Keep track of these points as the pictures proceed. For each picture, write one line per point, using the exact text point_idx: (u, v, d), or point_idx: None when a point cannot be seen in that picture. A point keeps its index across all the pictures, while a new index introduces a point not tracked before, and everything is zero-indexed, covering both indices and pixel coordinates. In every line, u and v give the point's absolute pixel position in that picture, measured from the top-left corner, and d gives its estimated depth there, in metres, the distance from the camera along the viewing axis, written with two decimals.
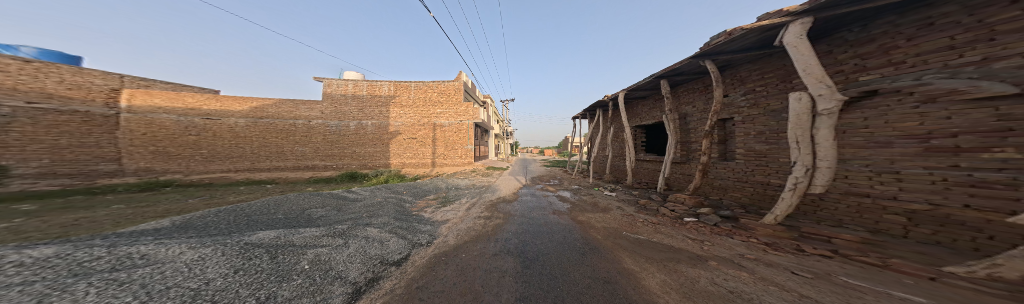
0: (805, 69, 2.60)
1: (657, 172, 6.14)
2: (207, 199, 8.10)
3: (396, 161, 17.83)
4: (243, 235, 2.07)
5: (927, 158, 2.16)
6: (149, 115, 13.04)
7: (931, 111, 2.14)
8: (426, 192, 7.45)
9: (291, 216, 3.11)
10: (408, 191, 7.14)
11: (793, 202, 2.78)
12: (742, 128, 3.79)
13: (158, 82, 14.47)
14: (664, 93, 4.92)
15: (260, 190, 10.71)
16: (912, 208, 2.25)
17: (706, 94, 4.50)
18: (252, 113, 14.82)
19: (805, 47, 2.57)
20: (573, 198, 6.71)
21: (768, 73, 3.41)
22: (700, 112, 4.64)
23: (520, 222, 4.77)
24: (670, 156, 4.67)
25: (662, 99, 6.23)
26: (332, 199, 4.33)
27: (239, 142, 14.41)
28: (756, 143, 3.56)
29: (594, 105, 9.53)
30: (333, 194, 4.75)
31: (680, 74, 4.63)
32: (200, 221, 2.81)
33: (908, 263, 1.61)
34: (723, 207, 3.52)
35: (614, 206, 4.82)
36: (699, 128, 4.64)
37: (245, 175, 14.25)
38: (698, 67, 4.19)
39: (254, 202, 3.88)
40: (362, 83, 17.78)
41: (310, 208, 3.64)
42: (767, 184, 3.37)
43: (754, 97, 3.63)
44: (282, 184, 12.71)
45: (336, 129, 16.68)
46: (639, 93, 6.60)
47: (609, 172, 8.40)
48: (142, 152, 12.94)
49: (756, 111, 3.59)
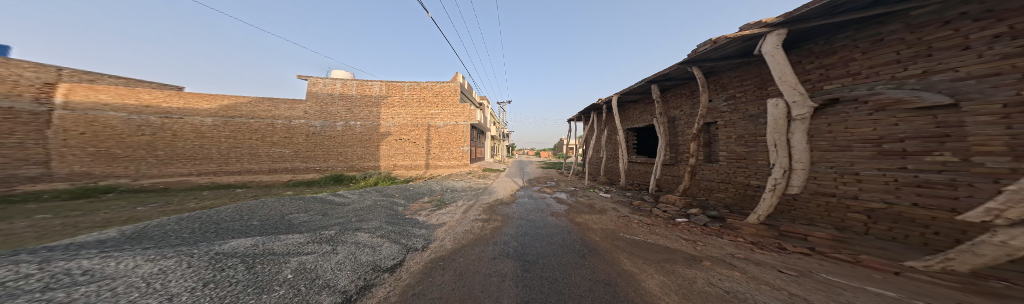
0: (781, 77, 2.88)
1: (649, 174, 6.40)
2: (162, 207, 7.13)
3: (386, 163, 17.14)
4: (214, 244, 1.83)
5: (881, 161, 2.45)
6: (90, 112, 11.41)
7: (883, 118, 2.43)
8: (420, 195, 7.18)
9: (270, 222, 2.82)
10: (400, 193, 6.82)
11: (773, 202, 2.98)
12: (724, 132, 4.09)
13: (108, 76, 12.89)
14: (654, 97, 5.22)
15: (228, 195, 9.73)
16: (870, 206, 2.50)
17: (693, 99, 4.84)
18: (223, 111, 13.56)
19: (781, 56, 2.86)
20: (570, 199, 6.78)
21: (747, 81, 3.74)
22: (687, 116, 4.94)
23: (518, 224, 4.73)
24: (661, 157, 4.91)
25: (652, 104, 6.57)
26: (316, 203, 4.01)
27: (204, 143, 13.04)
28: (737, 146, 3.84)
29: (588, 109, 9.84)
30: (316, 197, 4.40)
31: (669, 79, 4.93)
32: (159, 230, 2.46)
33: (876, 259, 1.75)
34: (710, 207, 3.72)
35: (609, 207, 4.93)
36: (686, 132, 4.94)
37: (210, 179, 12.85)
38: (685, 73, 4.50)
39: (223, 208, 3.48)
40: (351, 82, 17.07)
41: (290, 213, 3.33)
42: (747, 186, 3.62)
43: (735, 103, 3.94)
44: (254, 188, 11.65)
45: (319, 129, 15.73)
46: (631, 97, 6.92)
47: (603, 173, 8.63)
48: (80, 154, 11.28)
49: (736, 116, 3.90)
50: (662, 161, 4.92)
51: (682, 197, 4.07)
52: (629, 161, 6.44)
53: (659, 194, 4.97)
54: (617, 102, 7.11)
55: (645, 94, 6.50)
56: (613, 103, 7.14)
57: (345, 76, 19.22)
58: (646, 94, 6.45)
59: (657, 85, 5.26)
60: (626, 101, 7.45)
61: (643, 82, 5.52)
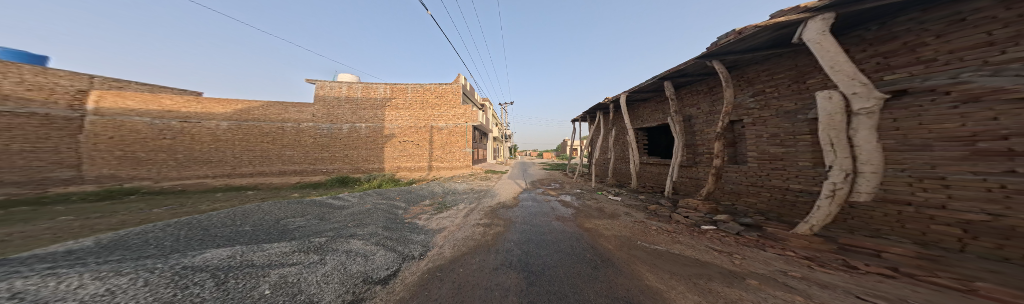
0: (832, 65, 2.51)
1: (662, 176, 6.03)
2: (174, 209, 7.30)
3: (390, 165, 17.36)
4: (188, 255, 1.65)
5: (975, 163, 2.02)
6: (118, 118, 12.10)
7: (974, 111, 2.02)
8: (421, 198, 7.08)
9: (263, 228, 2.70)
10: (401, 196, 6.70)
11: (831, 211, 2.60)
12: (753, 130, 3.71)
13: (134, 83, 13.56)
14: (667, 95, 4.87)
15: (238, 197, 9.95)
16: (966, 218, 2.05)
17: (710, 96, 4.47)
18: (237, 115, 14.02)
19: (830, 42, 2.47)
20: (576, 202, 6.47)
21: (778, 74, 3.37)
22: (706, 114, 4.58)
23: (522, 230, 4.47)
24: (677, 158, 4.55)
25: (664, 102, 6.22)
26: (314, 207, 3.89)
27: (219, 146, 13.52)
28: (769, 145, 3.47)
29: (594, 108, 9.52)
30: (315, 201, 4.30)
31: (685, 75, 4.59)
32: (138, 239, 2.31)
33: (997, 286, 1.35)
34: (740, 213, 3.35)
35: (621, 212, 4.61)
36: (705, 131, 4.56)
37: (224, 181, 13.28)
38: (702, 68, 4.16)
39: (218, 212, 3.38)
40: (357, 85, 17.45)
41: (284, 218, 3.19)
42: (785, 190, 3.22)
43: (764, 98, 3.57)
44: (264, 190, 11.94)
45: (326, 132, 16.07)
46: (641, 95, 6.57)
47: (611, 175, 8.28)
48: (107, 157, 11.89)
49: (767, 112, 3.52)
50: (679, 162, 4.57)
51: (705, 203, 3.69)
52: (640, 163, 6.08)
53: (676, 198, 4.60)
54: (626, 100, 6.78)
55: (657, 92, 6.15)
56: (620, 102, 6.80)
57: (351, 79, 19.65)
58: (658, 91, 6.10)
59: (671, 81, 4.92)
60: (636, 99, 7.09)
61: (655, 79, 5.19)
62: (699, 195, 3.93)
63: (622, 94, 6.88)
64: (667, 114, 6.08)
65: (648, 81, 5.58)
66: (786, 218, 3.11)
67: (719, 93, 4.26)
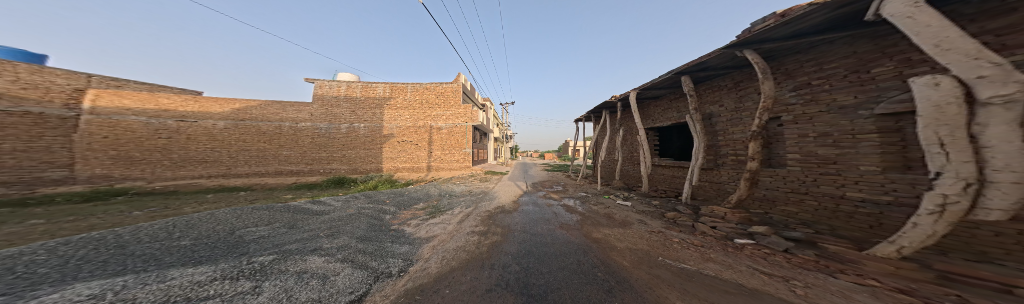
0: (938, 43, 1.85)
1: (677, 179, 5.55)
2: (156, 212, 6.89)
3: (389, 165, 17.07)
4: (44, 294, 1.17)
5: None
6: (114, 117, 11.73)
7: None
8: (415, 201, 6.65)
9: (207, 243, 2.24)
10: (391, 200, 6.25)
11: (934, 230, 1.93)
12: (798, 129, 3.26)
13: (134, 82, 13.12)
14: (685, 91, 4.45)
15: (228, 199, 9.55)
16: None
17: (737, 91, 3.96)
18: (234, 114, 13.77)
19: (927, 15, 1.89)
20: (581, 208, 5.97)
21: (830, 63, 2.89)
22: (730, 111, 4.07)
23: (522, 240, 3.98)
24: (700, 161, 4.07)
25: (678, 99, 5.76)
26: (284, 213, 3.44)
27: (215, 146, 13.24)
28: (818, 147, 3.02)
29: (600, 107, 9.05)
30: (289, 207, 3.87)
31: (708, 68, 4.11)
32: (33, 259, 1.84)
33: None
34: (783, 225, 2.83)
35: (634, 220, 4.10)
36: (730, 130, 4.06)
37: (218, 181, 12.90)
38: (729, 60, 3.68)
39: (166, 222, 2.91)
40: (357, 84, 17.22)
41: (243, 228, 2.74)
42: (840, 199, 2.74)
43: (810, 93, 3.11)
44: (257, 191, 11.61)
45: (325, 132, 15.81)
46: (653, 92, 6.12)
47: (618, 178, 7.77)
48: (101, 157, 11.53)
49: (816, 108, 3.05)
50: (700, 166, 4.08)
51: (737, 211, 3.18)
52: (653, 165, 5.60)
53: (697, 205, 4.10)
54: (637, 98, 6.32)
55: (671, 88, 5.70)
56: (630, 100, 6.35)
57: (350, 78, 19.46)
58: (673, 88, 5.65)
59: (690, 76, 4.50)
60: (646, 97, 6.64)
61: (672, 73, 4.74)
62: (729, 202, 3.40)
63: (632, 91, 6.42)
64: (682, 112, 5.62)
65: (663, 76, 5.13)
66: (847, 234, 2.59)
67: (747, 88, 3.78)
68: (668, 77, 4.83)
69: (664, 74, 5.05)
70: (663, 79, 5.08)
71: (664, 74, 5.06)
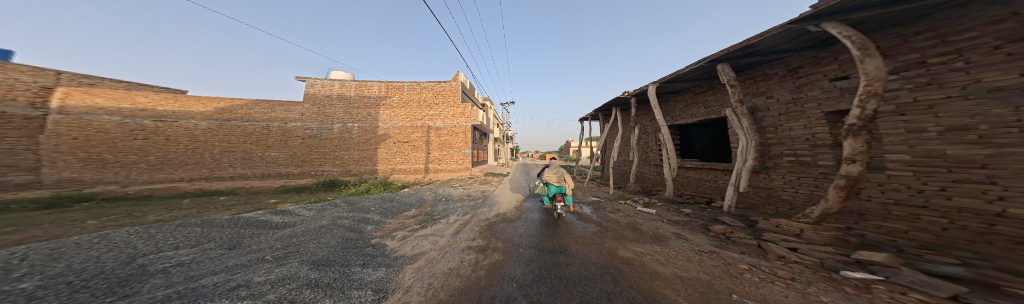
0: None
1: (707, 183, 4.93)
2: (114, 220, 6.10)
3: (385, 167, 16.36)
4: None
5: None
6: (85, 116, 10.64)
7: None
8: (404, 209, 6.05)
9: (61, 288, 1.46)
10: (377, 207, 5.54)
11: None
12: (905, 123, 2.49)
13: (109, 80, 12.19)
14: (724, 80, 4.01)
15: (205, 205, 8.73)
16: None
17: (792, 80, 3.58)
18: (218, 114, 12.85)
19: None
20: (594, 215, 5.34)
21: (956, 36, 2.23)
22: (785, 104, 3.67)
23: (524, 256, 3.41)
24: (749, 163, 3.36)
25: (701, 94, 5.25)
26: (225, 230, 2.69)
27: (197, 147, 12.30)
28: (943, 146, 2.24)
29: (609, 104, 8.43)
30: (237, 221, 3.10)
31: (755, 53, 3.63)
32: None
33: None
34: (901, 252, 2.09)
35: (670, 234, 3.45)
36: (786, 126, 3.63)
37: (200, 185, 11.98)
38: (786, 41, 3.19)
39: (21, 253, 2.02)
40: (350, 83, 16.49)
41: (148, 254, 1.97)
42: (993, 217, 1.89)
43: (929, 74, 2.37)
44: (240, 195, 10.80)
45: (316, 132, 15.07)
46: (676, 86, 5.50)
47: (633, 180, 7.15)
48: (71, 160, 10.46)
49: (940, 93, 2.28)
50: (751, 168, 3.36)
51: (822, 229, 2.46)
52: (680, 167, 4.92)
53: (747, 217, 3.45)
54: (656, 92, 5.69)
55: (696, 82, 5.08)
56: (648, 95, 5.70)
57: (344, 76, 18.74)
58: (699, 81, 5.01)
59: (728, 64, 4.02)
60: (665, 92, 6.03)
61: (705, 62, 4.10)
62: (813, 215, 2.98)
63: (651, 85, 5.82)
64: (709, 108, 5.07)
65: (692, 66, 4.51)
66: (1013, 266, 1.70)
67: (807, 77, 3.39)
68: (700, 66, 4.20)
69: (693, 64, 4.42)
70: (692, 69, 4.45)
71: (693, 64, 4.43)
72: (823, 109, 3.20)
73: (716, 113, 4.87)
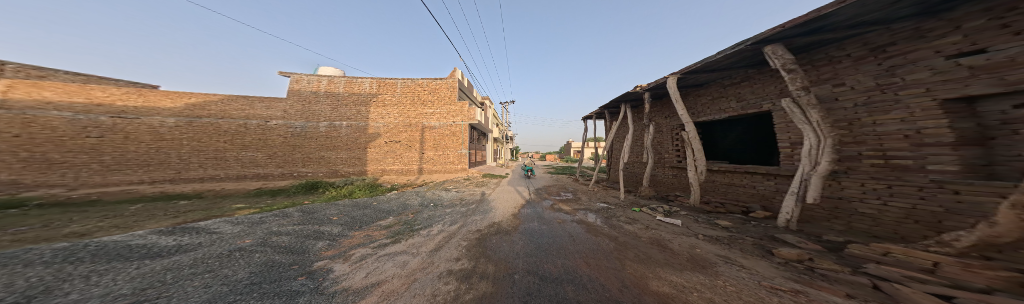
0: None
1: (741, 189, 4.23)
2: (21, 233, 4.95)
3: (375, 167, 15.36)
4: None
5: None
6: (32, 113, 9.25)
7: None
8: (378, 217, 5.25)
9: None
10: (343, 217, 4.66)
11: None
12: None
13: (63, 72, 10.94)
14: (775, 65, 3.20)
15: (154, 211, 7.50)
16: None
17: (877, 62, 2.95)
18: (188, 110, 11.72)
19: None
20: (607, 226, 4.57)
21: None
22: (868, 93, 3.05)
23: (514, 284, 2.56)
24: (821, 167, 2.48)
25: (733, 85, 4.60)
26: (44, 269, 1.78)
27: (161, 146, 11.07)
28: None
29: (619, 101, 7.76)
30: (98, 251, 2.21)
31: (822, 30, 2.86)
32: None
33: None
34: None
35: (715, 257, 2.59)
36: (878, 121, 2.97)
37: (163, 187, 10.71)
38: (876, 11, 2.39)
39: None
40: (339, 79, 15.56)
41: None
42: None
43: None
44: (205, 199, 9.57)
45: (300, 131, 14.03)
46: (702, 77, 4.87)
47: (647, 184, 6.43)
48: (10, 160, 9.01)
49: None
50: (824, 175, 2.47)
51: (982, 267, 1.48)
52: (708, 171, 4.18)
53: (818, 235, 2.60)
54: (677, 85, 5.08)
55: (726, 71, 4.42)
56: (667, 88, 5.13)
57: (333, 73, 17.79)
58: (731, 71, 4.36)
59: (781, 44, 3.25)
60: (687, 85, 5.42)
61: (747, 44, 3.37)
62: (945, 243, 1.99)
63: (671, 76, 5.15)
64: (742, 101, 4.40)
65: (726, 51, 3.81)
66: None
67: (906, 58, 2.73)
68: (740, 49, 3.47)
69: (728, 48, 3.72)
70: (727, 55, 3.75)
71: (728, 49, 3.75)
72: (937, 95, 2.51)
73: (754, 107, 4.14)
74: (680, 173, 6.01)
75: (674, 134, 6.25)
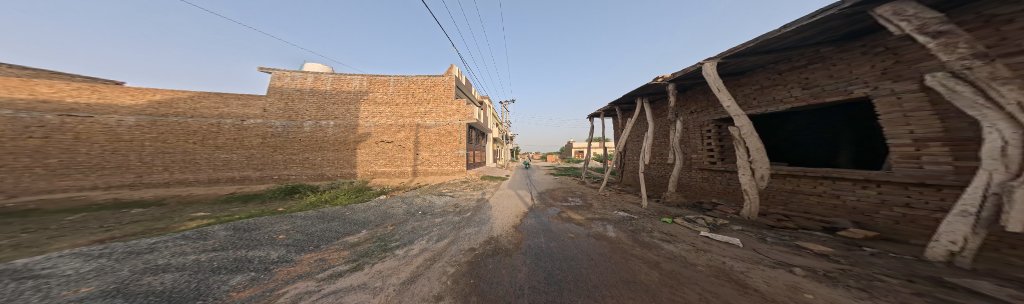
0: None
1: (824, 202, 3.15)
2: None
3: (366, 169, 14.35)
4: None
5: None
6: None
7: None
8: (340, 234, 4.05)
9: None
10: (289, 235, 3.43)
11: None
12: None
13: (8, 66, 9.83)
14: (905, 29, 2.22)
15: (93, 221, 6.38)
16: None
17: None
18: (152, 108, 10.72)
19: None
20: (636, 245, 3.58)
21: None
22: None
23: None
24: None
25: (796, 69, 3.66)
26: None
27: (118, 148, 9.96)
28: None
29: (634, 94, 6.86)
30: None
31: None
32: None
33: None
34: None
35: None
36: None
37: (120, 192, 9.57)
38: None
39: None
40: (327, 76, 14.53)
41: None
42: None
43: None
44: (164, 206, 8.44)
45: (282, 131, 12.98)
46: (749, 61, 3.94)
47: (672, 190, 5.51)
48: None
49: None
50: None
51: None
52: (769, 176, 3.19)
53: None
54: (715, 72, 4.12)
55: (787, 52, 3.53)
56: (704, 75, 4.19)
57: (321, 69, 16.79)
58: (794, 51, 3.47)
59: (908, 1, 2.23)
60: (725, 73, 4.49)
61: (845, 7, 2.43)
62: None
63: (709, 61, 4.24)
64: (811, 87, 3.45)
65: (801, 21, 2.86)
66: None
67: None
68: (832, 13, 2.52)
69: (808, 18, 2.78)
70: (806, 25, 2.81)
71: (804, 19, 2.82)
72: None
73: (834, 93, 3.16)
74: (714, 176, 5.10)
75: (704, 131, 5.37)
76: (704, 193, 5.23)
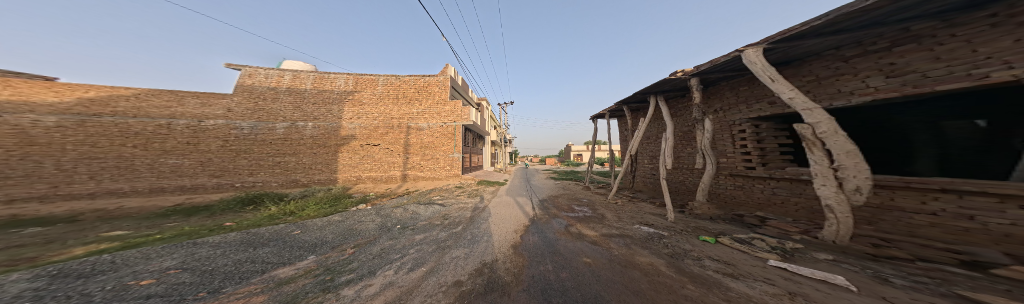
0: None
1: (949, 224, 2.36)
2: None
3: (347, 175, 12.89)
4: None
5: None
6: None
7: None
8: (250, 275, 2.81)
9: None
10: (145, 290, 2.16)
11: None
12: None
13: None
14: None
15: None
16: None
17: None
18: (81, 106, 8.97)
19: None
20: (687, 279, 2.58)
21: None
22: None
23: None
24: None
25: (872, 58, 3.22)
26: None
27: (30, 153, 8.23)
28: None
29: (646, 92, 6.16)
30: None
31: None
32: None
33: None
34: None
35: None
36: None
37: (23, 206, 7.76)
38: None
39: None
40: (307, 74, 13.23)
41: None
42: None
43: None
44: (74, 223, 6.71)
45: (248, 133, 11.39)
46: (805, 47, 3.52)
47: (702, 198, 4.68)
48: None
49: None
50: None
51: None
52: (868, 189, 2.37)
53: None
54: (761, 60, 3.63)
55: (860, 33, 3.09)
56: (749, 64, 3.73)
57: (302, 67, 15.49)
58: (871, 30, 3.02)
59: None
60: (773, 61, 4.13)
61: None
62: None
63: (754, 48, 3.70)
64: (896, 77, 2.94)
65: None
66: None
67: None
68: None
69: None
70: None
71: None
72: None
73: (952, 80, 2.47)
74: (753, 184, 4.47)
75: (736, 131, 4.79)
76: (739, 203, 4.65)
